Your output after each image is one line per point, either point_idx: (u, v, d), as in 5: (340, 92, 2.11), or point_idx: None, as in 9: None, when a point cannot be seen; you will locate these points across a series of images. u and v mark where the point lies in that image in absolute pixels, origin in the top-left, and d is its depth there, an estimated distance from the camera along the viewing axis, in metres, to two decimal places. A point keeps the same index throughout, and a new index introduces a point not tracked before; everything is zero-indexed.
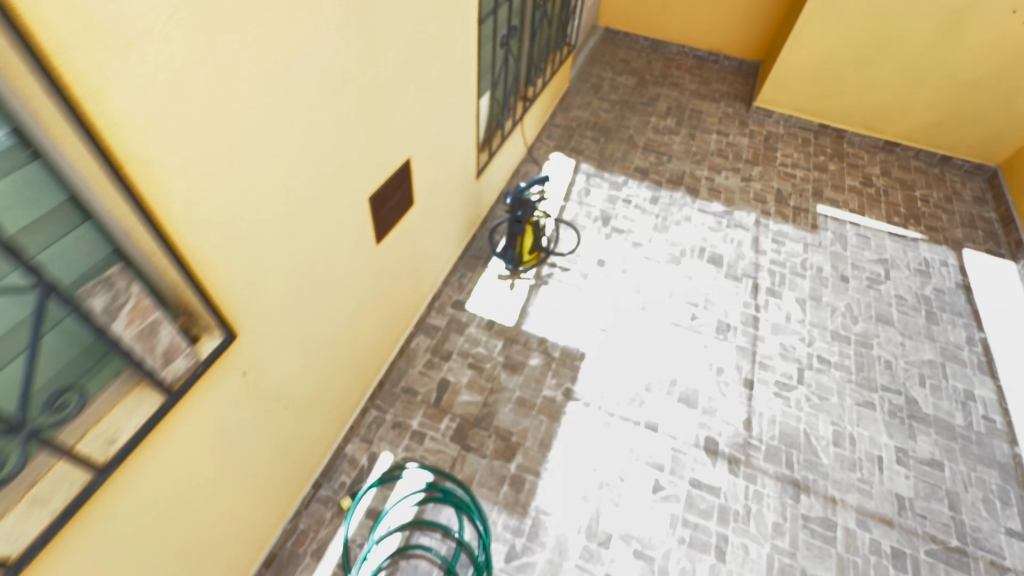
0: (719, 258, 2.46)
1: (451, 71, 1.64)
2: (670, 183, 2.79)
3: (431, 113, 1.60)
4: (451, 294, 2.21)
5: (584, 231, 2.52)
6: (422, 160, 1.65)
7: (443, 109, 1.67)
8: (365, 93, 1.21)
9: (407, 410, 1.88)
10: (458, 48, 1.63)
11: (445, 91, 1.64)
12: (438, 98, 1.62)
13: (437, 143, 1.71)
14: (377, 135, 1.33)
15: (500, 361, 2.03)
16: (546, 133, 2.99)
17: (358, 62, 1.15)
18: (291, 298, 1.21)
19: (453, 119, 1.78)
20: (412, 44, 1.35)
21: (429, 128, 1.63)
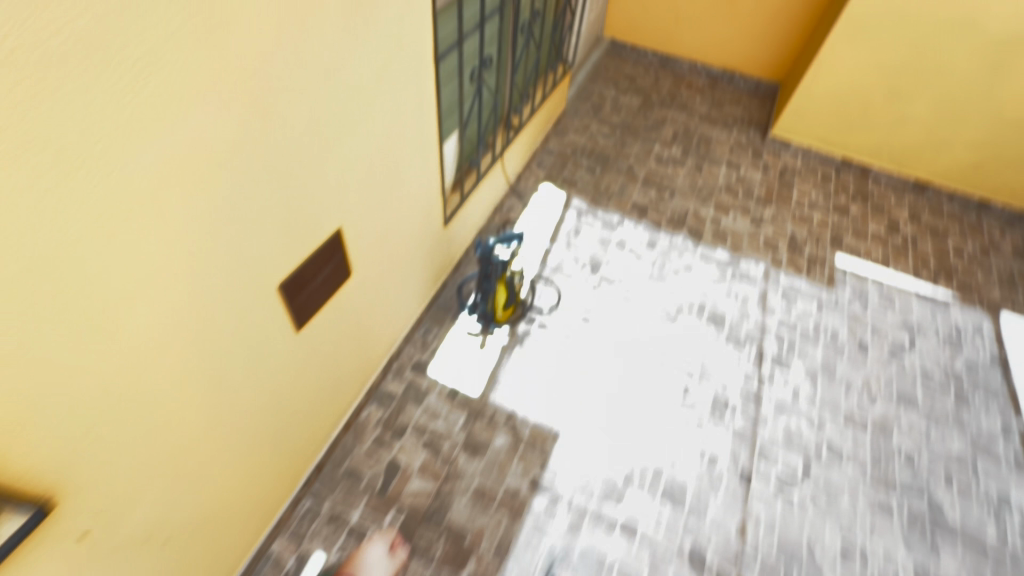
0: (720, 317, 2.17)
1: (399, 119, 1.39)
2: (670, 224, 2.50)
3: (371, 170, 1.35)
4: (412, 355, 1.97)
5: (569, 279, 2.24)
6: (362, 224, 1.40)
7: (390, 163, 1.43)
8: (259, 168, 0.98)
9: (347, 499, 1.64)
10: (408, 93, 1.38)
11: (391, 143, 1.39)
12: (382, 152, 1.37)
13: (382, 200, 1.46)
14: (286, 211, 1.09)
15: (460, 440, 1.78)
16: (536, 161, 2.71)
17: (242, 135, 0.91)
18: (158, 425, 0.97)
19: (406, 170, 1.53)
20: (333, 100, 1.11)
21: (371, 187, 1.38)
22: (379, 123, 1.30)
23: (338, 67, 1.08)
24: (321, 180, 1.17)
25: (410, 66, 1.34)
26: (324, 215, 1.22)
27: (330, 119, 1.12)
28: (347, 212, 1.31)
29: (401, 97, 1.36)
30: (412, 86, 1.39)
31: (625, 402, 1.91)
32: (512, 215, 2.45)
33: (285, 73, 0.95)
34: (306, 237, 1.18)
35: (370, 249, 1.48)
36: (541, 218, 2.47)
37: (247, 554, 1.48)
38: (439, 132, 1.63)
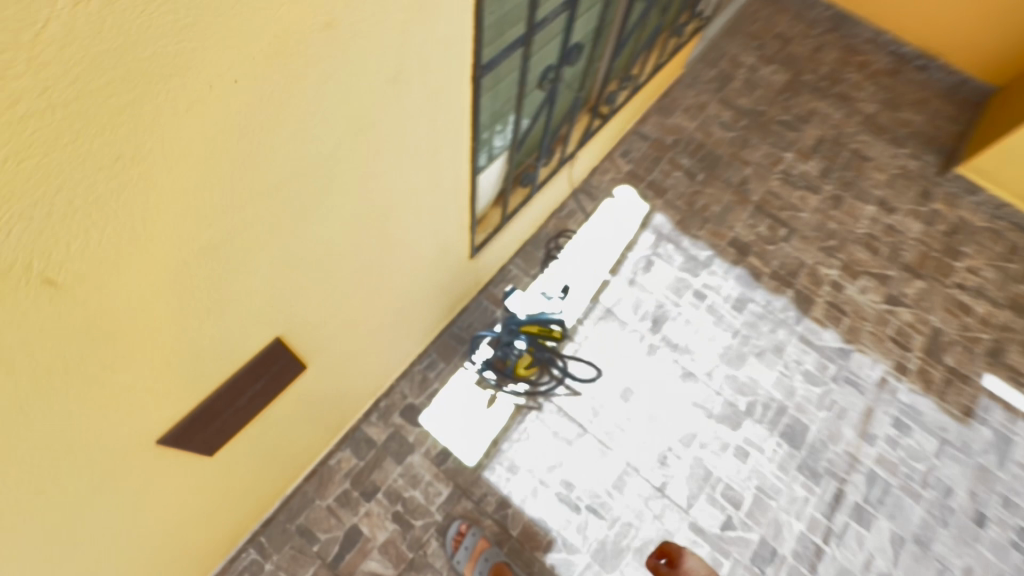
0: (799, 433, 1.68)
1: (392, 164, 0.89)
2: (774, 279, 1.89)
3: (339, 239, 0.89)
4: (406, 395, 1.62)
5: (620, 333, 1.76)
6: (325, 301, 0.98)
7: (376, 220, 0.96)
8: (80, 318, 0.57)
9: (294, 564, 1.42)
10: (411, 125, 0.86)
11: (377, 197, 0.91)
12: (362, 212, 0.90)
13: (364, 263, 1.02)
14: (157, 340, 0.70)
15: (436, 521, 1.49)
16: (622, 149, 2.08)
17: (19, 293, 0.50)
18: None
19: (407, 219, 1.05)
20: (245, 182, 0.64)
21: (341, 257, 0.94)
22: (351, 182, 0.82)
23: (248, 135, 0.60)
24: (234, 283, 0.74)
25: (414, 90, 0.81)
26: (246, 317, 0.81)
27: (240, 208, 0.66)
28: (294, 300, 0.90)
29: (397, 136, 0.85)
30: (420, 115, 0.86)
31: (642, 522, 1.53)
32: (572, 225, 1.91)
33: (105, 181, 0.50)
34: (209, 353, 0.79)
35: (340, 321, 1.08)
36: (606, 236, 1.91)
37: None
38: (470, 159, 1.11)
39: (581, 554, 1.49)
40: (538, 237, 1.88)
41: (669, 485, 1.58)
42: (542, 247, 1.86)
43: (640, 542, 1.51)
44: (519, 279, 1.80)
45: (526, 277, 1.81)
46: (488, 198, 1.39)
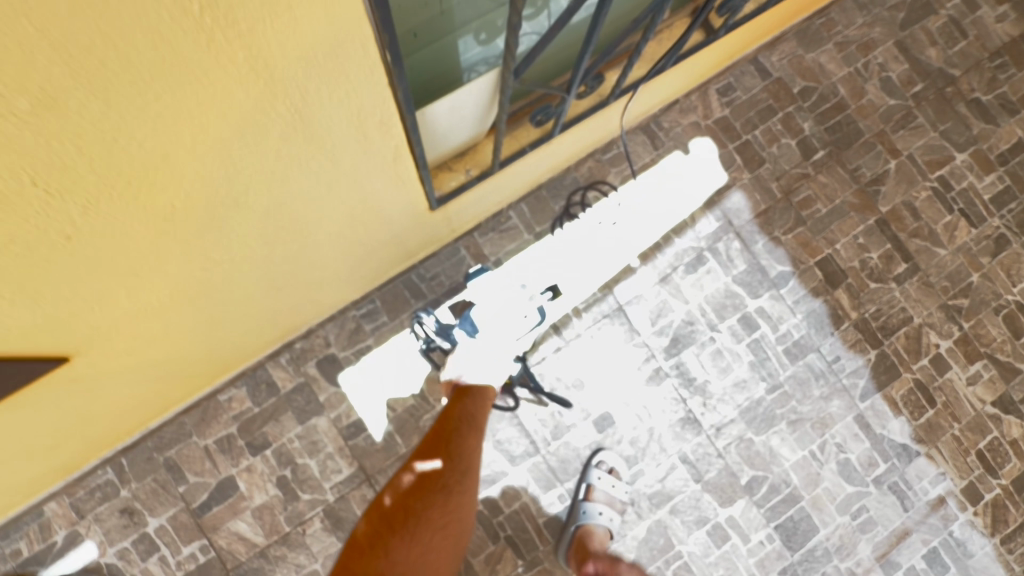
0: (801, 532, 1.30)
1: (104, 85, 0.34)
2: (857, 330, 1.37)
3: (69, 248, 0.44)
4: (329, 343, 1.27)
5: (622, 344, 1.32)
6: (79, 306, 0.53)
7: (165, 205, 0.46)
8: None
9: (153, 499, 1.21)
10: (182, 28, 0.33)
11: (101, 156, 0.38)
12: (66, 188, 0.39)
13: (162, 252, 0.53)
14: None
15: (325, 502, 1.23)
16: (722, 83, 1.42)
17: None
18: None
19: (251, 181, 0.51)
20: None
21: (105, 263, 0.49)
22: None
23: None
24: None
25: None
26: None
27: None
28: None
29: (34, 8, 0.28)
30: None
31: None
32: (612, 177, 1.37)
33: None
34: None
35: (147, 312, 0.64)
36: (653, 207, 1.37)
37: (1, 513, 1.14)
38: (397, 72, 0.50)
39: None
40: (559, 183, 1.36)
41: (615, 545, 1.27)
42: (561, 198, 1.35)
43: None
44: (516, 234, 1.33)
45: (526, 234, 1.33)
46: (477, 129, 0.86)
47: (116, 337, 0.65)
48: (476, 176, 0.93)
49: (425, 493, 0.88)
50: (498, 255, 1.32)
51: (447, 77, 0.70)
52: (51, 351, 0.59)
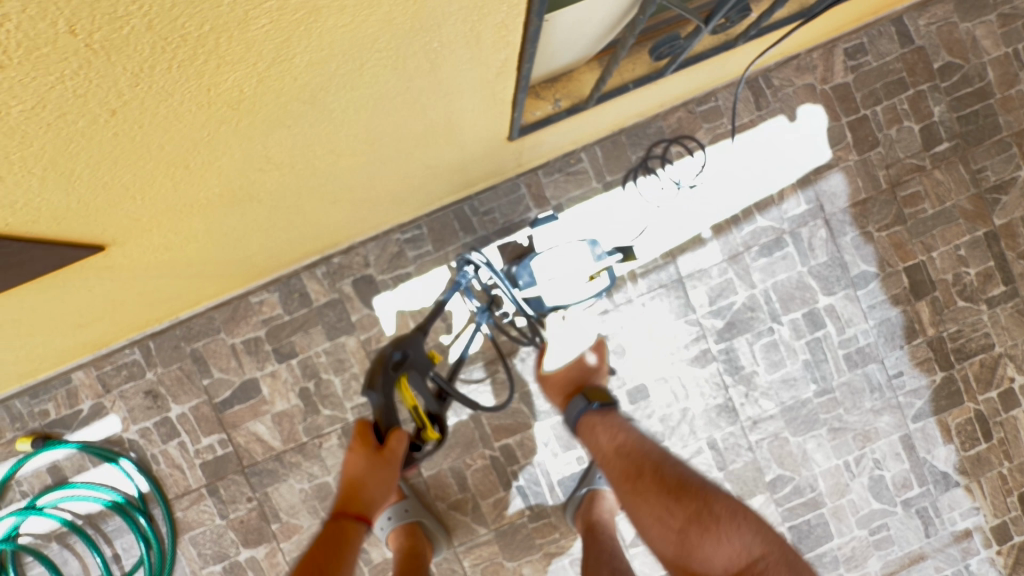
0: (814, 536, 1.27)
1: None
2: (929, 349, 1.26)
3: (102, 116, 0.33)
4: (368, 263, 1.21)
5: (673, 318, 1.23)
6: (120, 192, 0.45)
7: (227, 81, 0.36)
8: None
9: (178, 387, 1.21)
10: None
11: (163, 16, 0.27)
12: (118, 47, 0.28)
13: (220, 141, 0.44)
14: None
15: (344, 420, 1.22)
16: (853, 43, 1.22)
17: None
18: None
19: (336, 69, 0.40)
20: None
21: (147, 143, 0.39)
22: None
23: None
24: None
25: None
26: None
27: None
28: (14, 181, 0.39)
29: None
30: None
31: (570, 532, 1.24)
32: (701, 133, 1.22)
33: None
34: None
35: (192, 206, 0.56)
36: (739, 174, 1.22)
37: (32, 375, 1.15)
38: None
39: (485, 529, 1.24)
40: (642, 130, 1.21)
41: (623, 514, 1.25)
42: (640, 148, 1.21)
43: (557, 550, 1.25)
44: (583, 180, 1.21)
45: (594, 182, 1.21)
46: (583, 51, 0.73)
47: (158, 228, 0.58)
48: (566, 109, 0.81)
49: None
50: (560, 201, 1.20)
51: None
52: (91, 236, 0.53)
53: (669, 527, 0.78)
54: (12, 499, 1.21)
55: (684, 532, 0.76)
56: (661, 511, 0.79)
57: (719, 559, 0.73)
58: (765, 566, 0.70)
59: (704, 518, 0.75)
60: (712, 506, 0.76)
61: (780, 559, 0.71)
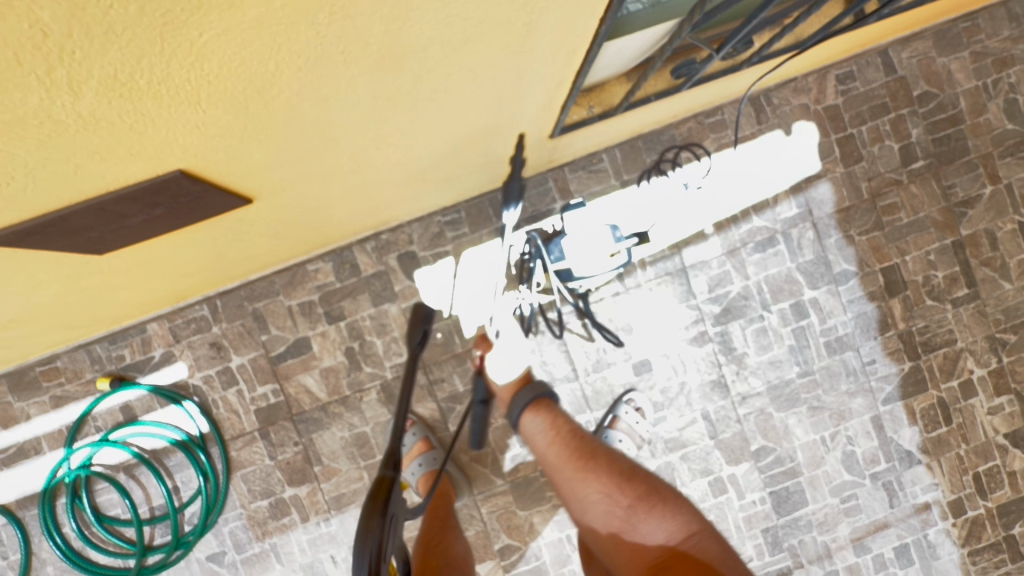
0: (791, 502, 1.43)
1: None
2: (899, 342, 1.43)
3: (318, 99, 0.51)
4: (412, 241, 1.38)
5: (677, 302, 1.40)
6: (287, 156, 0.63)
7: (397, 81, 0.54)
8: None
9: (239, 341, 1.37)
10: None
11: (390, 43, 0.46)
12: (352, 57, 0.46)
13: (363, 123, 0.61)
14: None
15: (383, 378, 1.39)
16: (844, 70, 1.40)
17: None
18: None
19: (456, 74, 0.58)
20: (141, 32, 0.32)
21: (325, 120, 0.57)
22: (330, 3, 0.37)
23: None
24: (70, 129, 0.40)
25: None
26: (138, 168, 0.49)
27: (131, 65, 0.35)
28: (242, 154, 0.57)
29: None
30: None
31: None
32: (708, 142, 1.39)
33: None
34: (86, 193, 0.51)
35: (319, 173, 0.73)
36: (739, 179, 1.40)
37: (115, 322, 1.32)
38: (613, 7, 0.56)
39: (502, 481, 1.41)
40: (657, 136, 1.39)
41: None
42: (654, 152, 1.38)
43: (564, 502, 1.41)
44: (603, 178, 1.38)
45: (613, 180, 1.38)
46: (619, 69, 0.91)
47: (287, 189, 0.75)
48: (598, 114, 0.99)
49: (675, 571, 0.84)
50: (583, 194, 1.38)
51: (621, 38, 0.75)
52: (248, 192, 0.70)
53: (617, 505, 0.94)
54: (88, 432, 1.37)
55: (631, 509, 0.93)
56: (611, 490, 0.95)
57: (657, 537, 0.89)
58: (699, 538, 0.89)
59: (652, 496, 0.94)
60: (659, 487, 0.95)
61: (715, 536, 0.90)
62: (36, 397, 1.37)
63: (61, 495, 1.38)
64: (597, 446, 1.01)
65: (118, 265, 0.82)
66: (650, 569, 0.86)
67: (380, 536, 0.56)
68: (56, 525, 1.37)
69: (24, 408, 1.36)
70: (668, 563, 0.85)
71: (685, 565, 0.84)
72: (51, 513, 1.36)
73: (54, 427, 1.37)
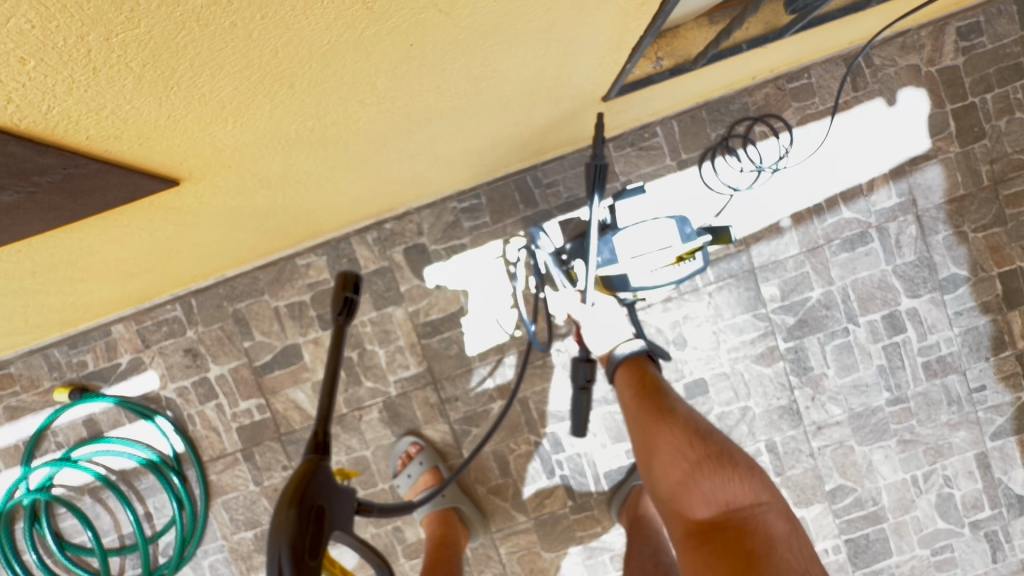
0: (871, 552, 1.19)
1: None
2: (1017, 365, 1.16)
3: None
4: (422, 232, 1.14)
5: (741, 312, 1.15)
6: (215, 110, 0.40)
7: None
8: None
9: (218, 347, 1.17)
10: None
11: None
12: None
13: (327, 47, 0.38)
14: None
15: (386, 394, 1.17)
16: (968, 21, 1.10)
17: None
18: None
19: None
20: None
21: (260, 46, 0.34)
22: None
23: None
24: None
25: None
26: None
27: None
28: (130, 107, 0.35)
29: None
30: None
31: (613, 526, 1.19)
32: (789, 113, 1.12)
33: None
34: None
35: (279, 142, 0.51)
36: (827, 159, 1.12)
37: (72, 324, 1.11)
38: None
39: (525, 517, 1.19)
40: (725, 104, 1.12)
41: None
42: (721, 125, 1.11)
43: (597, 544, 1.19)
44: (656, 157, 1.12)
45: (668, 160, 1.12)
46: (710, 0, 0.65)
47: (237, 165, 0.52)
48: (668, 69, 0.73)
49: (700, 529, 0.74)
50: (630, 177, 1.12)
51: None
52: (170, 169, 0.47)
53: (684, 459, 0.79)
54: (48, 449, 1.19)
55: (698, 465, 0.78)
56: (681, 445, 0.80)
57: (719, 499, 0.75)
58: (763, 513, 0.73)
59: (720, 458, 0.77)
60: (733, 452, 0.78)
61: (784, 511, 0.74)
62: None
63: (19, 519, 1.20)
64: (675, 405, 0.85)
65: (15, 267, 0.60)
66: (702, 525, 0.74)
67: (296, 536, 0.45)
68: (15, 552, 1.20)
69: None
70: (720, 525, 0.73)
71: (739, 534, 0.71)
72: (9, 539, 1.19)
73: (10, 442, 1.19)
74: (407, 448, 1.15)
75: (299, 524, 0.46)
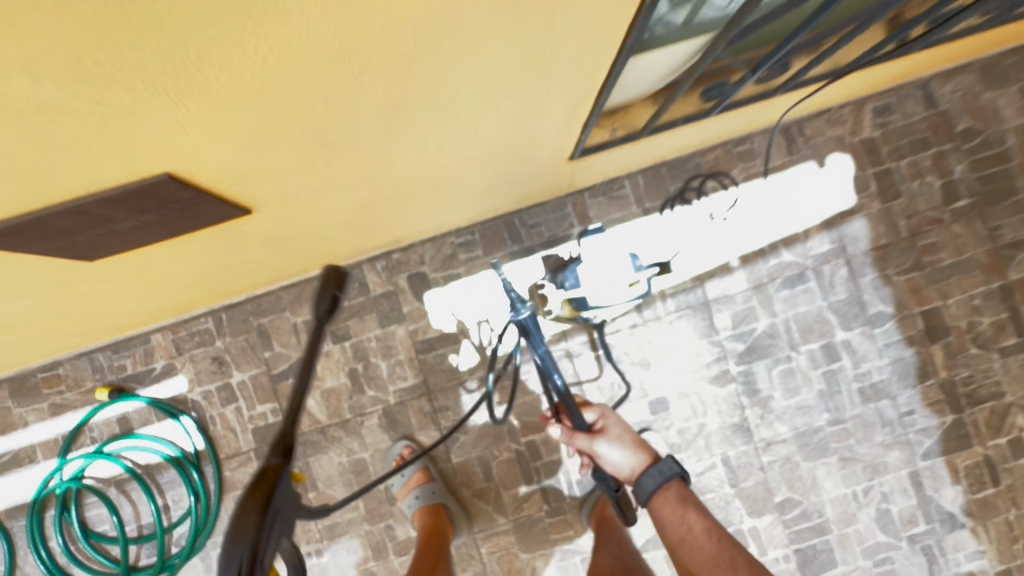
0: (818, 562, 1.31)
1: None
2: (941, 392, 1.32)
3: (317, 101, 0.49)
4: (423, 261, 1.33)
5: (698, 338, 1.32)
6: (292, 166, 0.61)
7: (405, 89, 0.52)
8: None
9: (241, 356, 1.34)
10: None
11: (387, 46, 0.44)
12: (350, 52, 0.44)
13: (357, 123, 0.56)
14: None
15: (385, 402, 1.33)
16: (882, 102, 1.33)
17: None
18: None
19: (465, 75, 0.54)
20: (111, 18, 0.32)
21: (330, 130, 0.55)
22: None
23: None
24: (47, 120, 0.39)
25: None
26: (122, 171, 0.47)
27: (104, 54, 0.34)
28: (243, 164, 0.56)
29: None
30: None
31: (585, 530, 1.32)
32: (736, 171, 1.33)
33: None
34: (64, 195, 0.48)
35: (325, 186, 0.71)
36: (768, 211, 1.33)
37: (119, 331, 1.29)
38: (643, 13, 0.54)
39: (504, 519, 1.32)
40: (682, 163, 1.34)
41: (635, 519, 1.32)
42: (679, 179, 1.33)
43: (569, 547, 1.32)
44: (624, 204, 1.33)
45: (634, 207, 1.33)
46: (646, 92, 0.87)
47: (292, 201, 0.73)
48: (621, 137, 0.94)
49: None
50: (602, 220, 1.32)
51: (651, 59, 0.71)
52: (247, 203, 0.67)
53: None
54: (83, 443, 1.34)
55: None
56: None
57: None
58: None
59: None
60: None
61: None
62: (35, 404, 1.34)
63: (50, 507, 1.34)
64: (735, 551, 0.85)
65: (112, 272, 0.79)
66: None
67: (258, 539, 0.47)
68: (43, 538, 1.32)
69: (22, 415, 1.34)
70: None
71: None
72: (39, 525, 1.32)
73: (50, 436, 1.34)
74: (402, 450, 1.30)
75: (264, 528, 0.48)
